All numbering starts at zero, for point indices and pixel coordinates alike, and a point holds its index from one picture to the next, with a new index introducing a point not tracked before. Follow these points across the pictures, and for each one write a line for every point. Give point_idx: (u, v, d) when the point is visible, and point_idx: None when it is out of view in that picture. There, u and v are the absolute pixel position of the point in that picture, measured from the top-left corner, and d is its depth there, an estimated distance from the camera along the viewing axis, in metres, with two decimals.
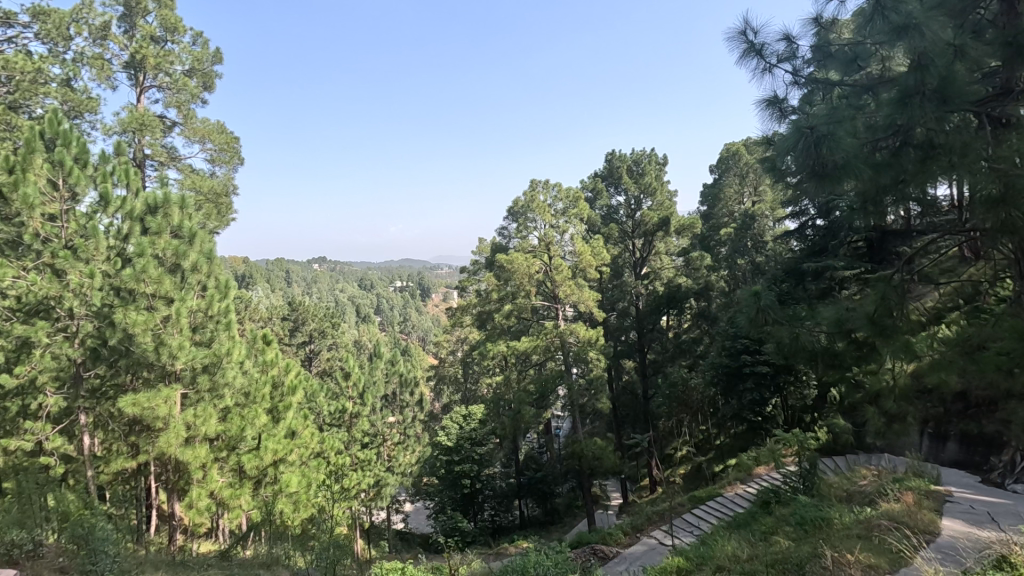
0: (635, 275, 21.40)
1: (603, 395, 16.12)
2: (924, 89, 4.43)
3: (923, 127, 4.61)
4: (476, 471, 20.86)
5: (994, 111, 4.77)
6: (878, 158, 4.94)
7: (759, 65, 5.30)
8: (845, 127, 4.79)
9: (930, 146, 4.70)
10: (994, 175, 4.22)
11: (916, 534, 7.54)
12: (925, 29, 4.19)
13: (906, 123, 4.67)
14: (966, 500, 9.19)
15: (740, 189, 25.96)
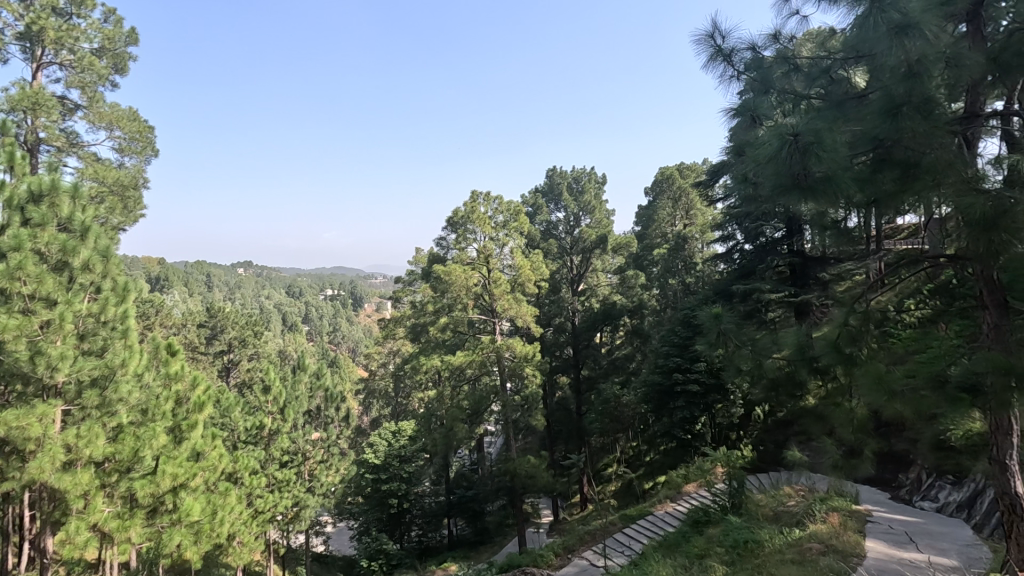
0: (572, 291, 21.36)
1: (538, 412, 15.71)
2: (912, 100, 3.63)
3: (906, 142, 3.80)
4: (404, 490, 20.03)
5: (970, 134, 4.01)
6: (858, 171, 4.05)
7: (726, 71, 5.18)
8: (832, 132, 3.95)
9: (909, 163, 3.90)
10: (983, 195, 3.45)
11: (846, 558, 7.51)
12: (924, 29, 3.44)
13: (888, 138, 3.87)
14: (885, 519, 9.30)
15: (672, 211, 26.69)
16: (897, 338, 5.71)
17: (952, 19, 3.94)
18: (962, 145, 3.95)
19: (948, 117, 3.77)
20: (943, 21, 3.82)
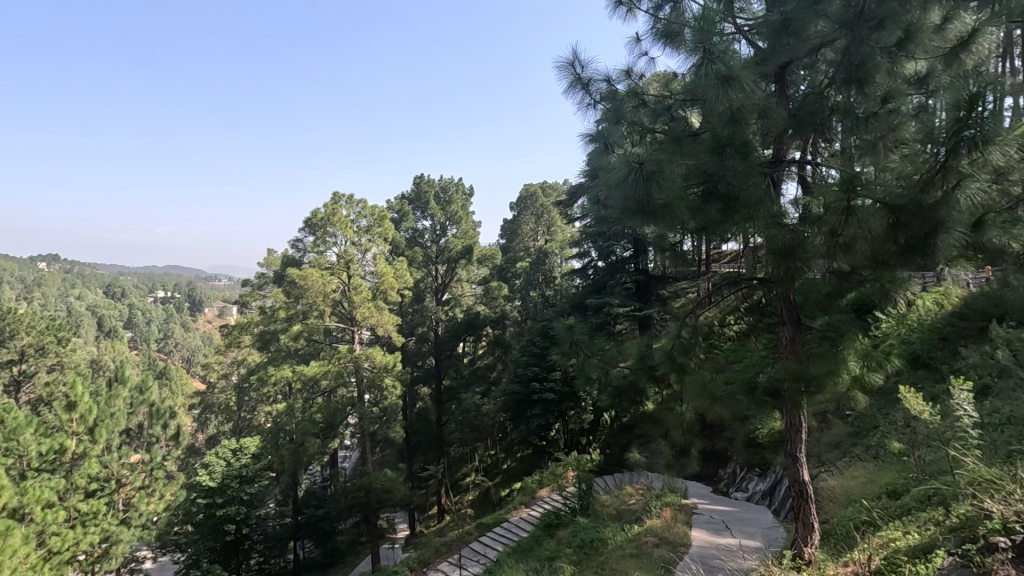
0: (437, 301, 21.29)
1: (396, 424, 15.28)
2: (733, 142, 4.21)
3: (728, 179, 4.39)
4: (245, 513, 17.33)
5: (776, 175, 4.73)
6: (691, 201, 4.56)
7: (584, 98, 5.56)
8: (671, 163, 4.40)
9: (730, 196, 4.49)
10: (784, 228, 4.11)
11: (675, 548, 8.33)
12: (744, 82, 3.99)
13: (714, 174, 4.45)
14: (707, 510, 10.48)
15: (535, 227, 27.93)
16: (720, 349, 6.50)
17: (764, 77, 4.61)
18: (770, 184, 4.64)
19: (760, 160, 4.40)
20: (758, 78, 4.46)
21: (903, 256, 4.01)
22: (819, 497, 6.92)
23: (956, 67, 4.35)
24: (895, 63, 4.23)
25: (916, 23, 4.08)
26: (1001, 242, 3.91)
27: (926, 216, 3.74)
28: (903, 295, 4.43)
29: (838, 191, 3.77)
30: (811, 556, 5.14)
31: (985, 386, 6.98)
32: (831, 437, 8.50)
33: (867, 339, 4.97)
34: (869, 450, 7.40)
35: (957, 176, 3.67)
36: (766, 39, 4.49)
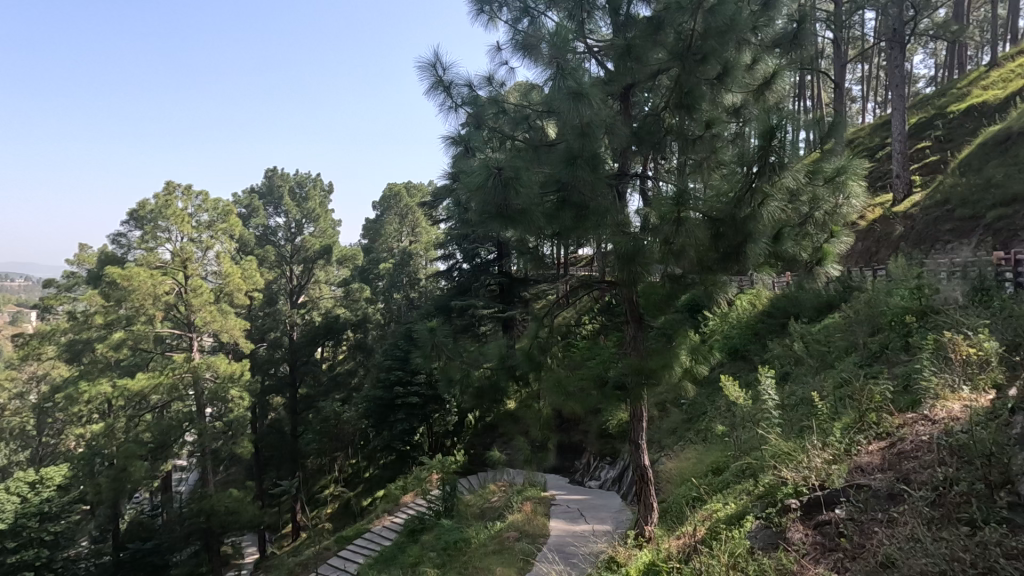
0: (291, 303, 19.91)
1: (243, 439, 13.96)
2: (582, 155, 4.53)
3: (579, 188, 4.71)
4: (47, 557, 14.47)
5: (622, 186, 5.16)
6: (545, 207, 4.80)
7: (446, 101, 5.57)
8: (527, 170, 4.58)
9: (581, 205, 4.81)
10: (627, 235, 4.52)
11: (534, 540, 8.66)
12: (592, 99, 4.27)
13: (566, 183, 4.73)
14: (564, 500, 11.03)
15: (399, 228, 27.39)
16: (576, 347, 6.91)
17: (611, 95, 5.00)
18: (616, 194, 5.04)
19: (606, 173, 4.78)
20: (605, 96, 4.83)
21: (722, 262, 4.62)
22: (659, 478, 7.65)
23: (762, 101, 5.11)
24: (716, 94, 4.85)
25: (731, 61, 4.73)
26: (793, 250, 4.68)
27: (739, 227, 4.36)
28: (722, 296, 5.10)
29: (670, 204, 4.23)
30: (651, 533, 5.70)
31: (785, 372, 8.27)
32: (669, 424, 9.46)
33: (696, 336, 5.64)
34: (699, 433, 8.36)
35: (761, 194, 4.32)
36: (614, 62, 4.87)
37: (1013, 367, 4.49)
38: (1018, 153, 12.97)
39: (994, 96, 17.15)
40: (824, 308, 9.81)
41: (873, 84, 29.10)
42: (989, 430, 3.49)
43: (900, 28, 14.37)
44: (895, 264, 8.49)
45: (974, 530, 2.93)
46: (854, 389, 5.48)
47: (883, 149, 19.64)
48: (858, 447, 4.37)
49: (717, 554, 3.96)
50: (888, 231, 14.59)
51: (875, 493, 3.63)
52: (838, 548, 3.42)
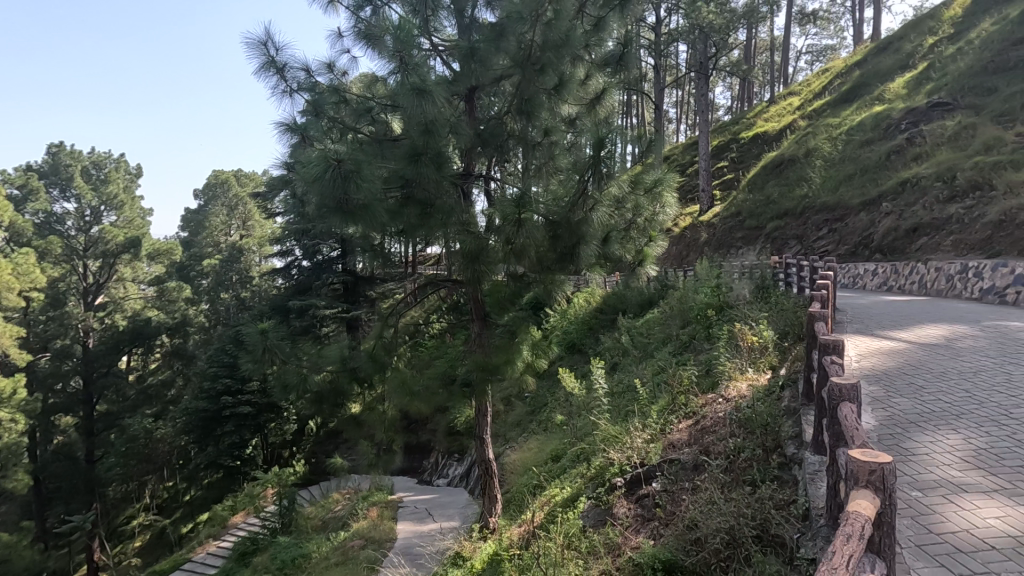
0: (85, 305, 16.90)
1: (18, 470, 11.49)
2: (427, 153, 4.50)
3: (423, 186, 4.67)
4: None
5: (466, 186, 5.24)
6: (389, 205, 4.68)
7: (279, 84, 5.13)
8: (370, 165, 4.42)
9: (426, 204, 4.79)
10: (471, 235, 4.62)
11: (380, 545, 8.42)
12: (437, 98, 4.26)
13: (411, 180, 4.66)
14: (411, 501, 10.87)
15: (227, 220, 24.74)
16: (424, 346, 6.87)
17: (456, 96, 5.06)
18: (461, 194, 5.11)
19: (451, 172, 4.84)
20: (450, 96, 4.87)
21: (559, 262, 4.95)
22: (504, 470, 7.92)
23: (594, 114, 5.57)
24: (554, 104, 5.17)
25: (566, 73, 5.08)
26: (619, 252, 5.18)
27: (573, 230, 4.71)
28: (560, 294, 5.46)
29: (511, 205, 4.42)
30: (495, 523, 5.91)
31: (615, 363, 9.11)
32: (514, 416, 9.86)
33: (536, 332, 5.94)
34: (540, 423, 8.81)
35: (592, 200, 4.71)
36: (459, 63, 4.92)
37: (783, 350, 5.48)
38: (787, 176, 15.85)
39: (772, 127, 20.74)
40: (646, 304, 11.03)
41: (686, 108, 33.38)
42: (765, 404, 4.21)
43: (704, 62, 16.70)
44: (700, 266, 9.84)
45: (755, 488, 3.50)
46: (668, 375, 6.24)
47: (692, 166, 22.63)
48: (670, 426, 4.98)
49: (554, 535, 4.25)
50: (696, 237, 16.87)
51: (683, 466, 4.17)
52: (654, 517, 3.87)
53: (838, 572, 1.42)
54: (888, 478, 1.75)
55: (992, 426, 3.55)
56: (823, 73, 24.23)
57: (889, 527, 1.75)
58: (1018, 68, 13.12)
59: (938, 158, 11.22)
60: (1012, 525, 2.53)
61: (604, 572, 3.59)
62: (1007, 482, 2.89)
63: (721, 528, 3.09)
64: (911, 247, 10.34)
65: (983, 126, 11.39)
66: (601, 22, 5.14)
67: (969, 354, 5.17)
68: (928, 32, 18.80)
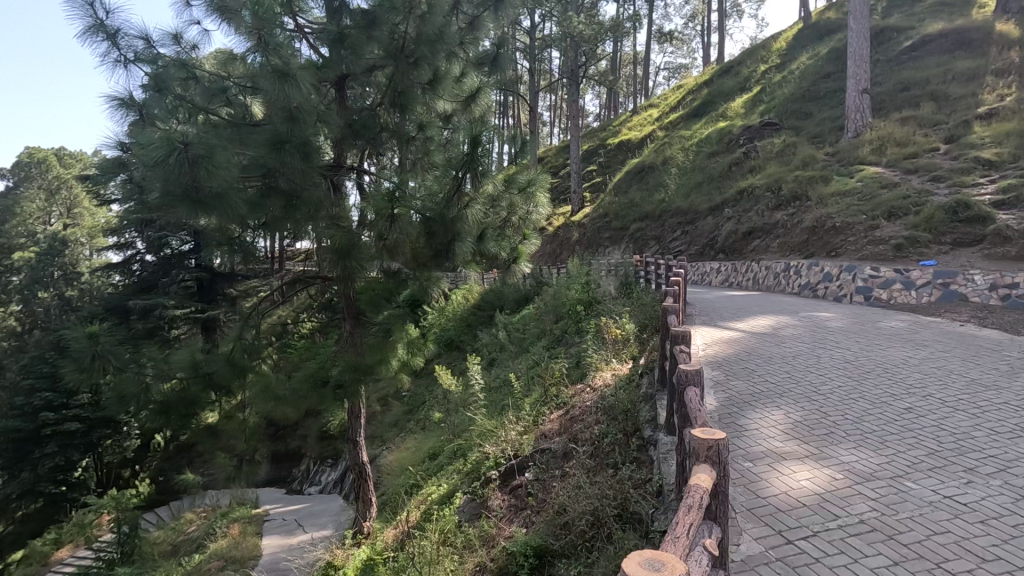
0: None
1: None
2: (291, 140, 4.20)
3: (287, 176, 4.36)
4: None
5: (336, 179, 4.99)
6: (248, 195, 4.30)
7: (111, 53, 4.47)
8: (225, 149, 4.02)
9: (291, 197, 4.48)
10: (340, 229, 4.41)
11: (243, 565, 7.74)
12: (302, 82, 3.99)
13: (273, 168, 4.33)
14: (279, 513, 10.14)
15: (46, 207, 21.18)
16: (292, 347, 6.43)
17: (325, 82, 4.80)
18: (330, 187, 4.86)
19: (320, 162, 4.57)
20: (318, 81, 4.59)
21: (434, 259, 4.91)
22: (380, 473, 7.69)
23: (469, 113, 5.60)
24: (429, 99, 5.11)
25: (441, 69, 5.05)
26: (495, 249, 5.26)
27: (448, 226, 4.70)
28: (436, 291, 5.42)
29: (384, 200, 4.30)
30: (369, 528, 5.74)
31: (492, 358, 9.27)
32: (391, 417, 9.61)
33: (413, 330, 5.82)
34: (418, 422, 8.69)
35: (466, 198, 4.74)
36: (328, 48, 4.67)
37: (642, 342, 5.97)
38: (648, 181, 17.24)
39: (635, 136, 22.42)
40: (521, 300, 11.37)
41: (559, 113, 34.93)
42: (626, 392, 4.55)
43: (575, 70, 17.57)
44: (572, 263, 10.35)
45: (617, 470, 3.76)
46: (541, 368, 6.49)
47: (564, 169, 23.73)
48: (542, 417, 5.19)
49: (429, 533, 4.23)
50: (568, 236, 17.78)
51: (553, 454, 4.37)
52: (526, 505, 4.01)
53: (680, 540, 1.58)
54: (722, 452, 1.98)
55: (806, 401, 4.17)
56: (677, 89, 26.70)
57: (725, 497, 1.96)
58: (826, 97, 15.51)
59: (768, 171, 12.89)
60: (818, 484, 2.99)
61: (479, 564, 3.64)
62: (816, 447, 3.42)
63: (586, 510, 3.27)
64: (748, 247, 11.75)
65: (801, 145, 13.30)
66: (476, 21, 5.18)
67: (789, 341, 6.02)
68: (760, 60, 21.51)
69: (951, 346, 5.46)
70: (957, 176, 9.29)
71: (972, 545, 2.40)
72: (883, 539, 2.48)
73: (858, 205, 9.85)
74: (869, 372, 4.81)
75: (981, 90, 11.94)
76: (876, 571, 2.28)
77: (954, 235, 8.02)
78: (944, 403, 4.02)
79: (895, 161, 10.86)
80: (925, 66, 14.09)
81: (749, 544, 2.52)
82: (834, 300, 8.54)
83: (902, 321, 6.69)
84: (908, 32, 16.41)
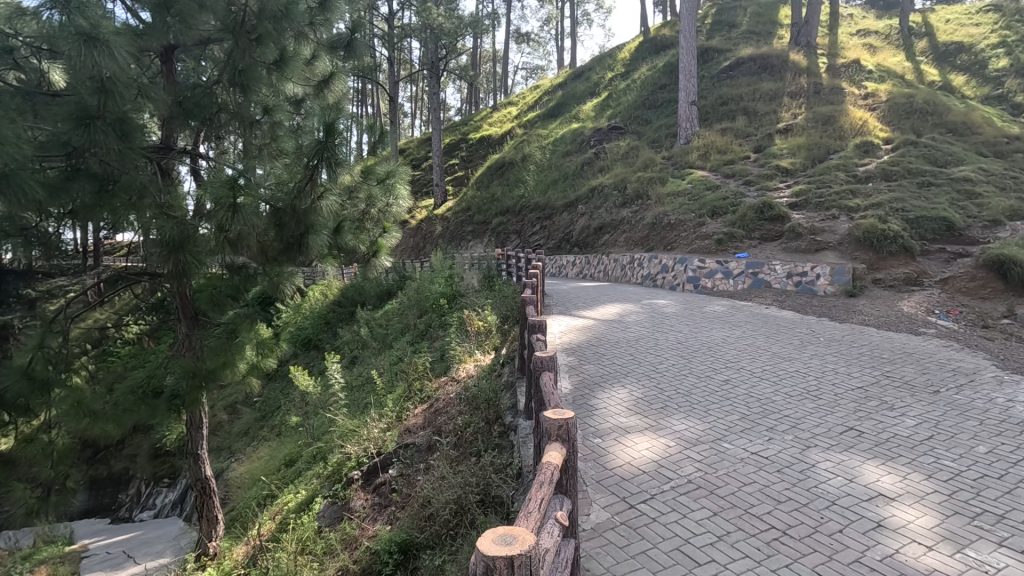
0: None
1: None
2: (104, 117, 3.64)
3: (101, 157, 3.78)
4: None
5: (162, 163, 4.43)
6: (48, 179, 3.64)
7: None
8: (12, 124, 3.35)
9: (103, 181, 3.88)
10: (170, 220, 3.94)
11: None
12: (116, 50, 3.45)
13: (81, 147, 3.71)
14: (102, 547, 8.74)
15: None
16: (113, 356, 5.58)
17: (147, 52, 4.23)
18: (157, 172, 4.30)
19: (143, 143, 4.02)
20: (138, 52, 4.02)
21: (285, 253, 4.60)
22: (227, 487, 7.02)
23: (322, 98, 5.27)
24: (274, 81, 4.71)
25: (288, 50, 4.69)
26: (353, 242, 5.05)
27: (300, 218, 4.43)
28: (288, 287, 5.07)
29: (224, 187, 3.91)
30: (216, 548, 5.23)
31: (354, 356, 8.92)
32: (240, 425, 8.81)
33: (263, 329, 5.38)
34: (272, 428, 8.07)
35: (321, 189, 4.44)
36: (149, 13, 4.08)
37: (504, 332, 6.19)
38: (508, 177, 17.77)
39: (495, 132, 22.91)
40: (384, 295, 11.09)
41: (420, 104, 34.39)
42: (488, 381, 4.70)
43: (435, 62, 17.41)
44: (435, 257, 10.32)
45: (479, 457, 3.86)
46: (405, 363, 6.41)
47: (426, 161, 23.54)
48: (406, 413, 5.14)
49: (285, 544, 3.99)
50: (431, 229, 17.80)
51: (417, 449, 4.37)
52: (390, 502, 3.96)
53: (531, 514, 1.68)
54: (572, 430, 2.13)
55: (645, 379, 4.65)
56: (534, 89, 27.80)
57: (574, 472, 2.11)
58: (662, 106, 17.21)
59: (615, 171, 13.98)
60: (655, 452, 3.35)
61: (341, 567, 3.52)
62: (654, 419, 3.83)
63: (450, 499, 3.32)
64: (598, 241, 12.65)
65: (643, 149, 14.64)
66: (326, 1, 4.89)
67: (633, 326, 6.64)
68: (608, 68, 23.19)
69: (759, 326, 6.44)
70: (764, 181, 10.89)
71: (772, 491, 2.87)
72: (706, 495, 2.86)
73: (689, 204, 11.10)
74: (696, 350, 5.49)
75: (780, 108, 14.10)
76: (699, 522, 2.62)
77: (762, 231, 9.41)
78: (753, 373, 4.74)
79: (717, 166, 12.42)
80: (739, 85, 16.29)
81: (598, 513, 2.76)
82: (670, 288, 9.57)
83: (722, 306, 7.71)
84: (726, 53, 18.83)
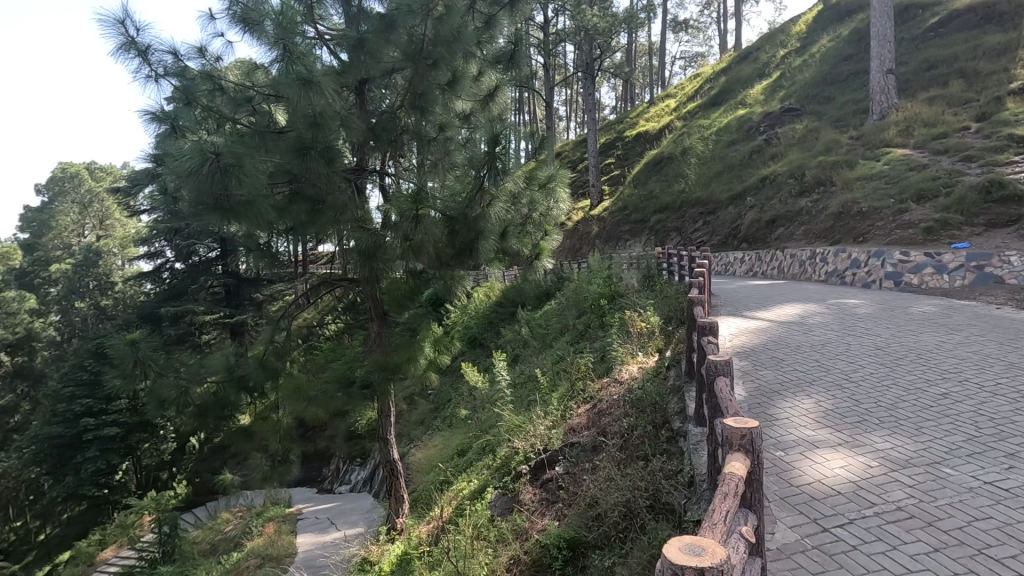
0: None
1: None
2: (315, 147, 4.30)
3: (312, 180, 4.46)
4: None
5: (357, 182, 5.07)
6: (277, 201, 4.39)
7: (144, 69, 4.55)
8: (252, 158, 4.11)
9: (314, 201, 4.56)
10: (365, 231, 4.49)
11: (280, 562, 7.70)
12: (324, 88, 4.05)
13: (299, 173, 4.41)
14: (312, 512, 10.24)
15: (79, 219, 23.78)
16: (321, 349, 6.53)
17: (346, 88, 4.89)
18: (354, 190, 4.94)
19: (343, 166, 4.65)
20: (340, 87, 4.68)
21: (457, 257, 4.97)
22: (409, 470, 7.77)
23: (488, 111, 5.58)
24: (446, 99, 5.14)
25: (459, 70, 5.07)
26: (517, 246, 5.29)
27: (470, 225, 4.75)
28: (460, 289, 5.46)
29: (407, 201, 4.36)
30: (402, 524, 5.83)
31: (516, 354, 9.32)
32: (418, 415, 9.70)
33: (438, 327, 5.86)
34: (445, 420, 8.75)
35: (488, 196, 4.80)
36: (347, 53, 4.72)
37: (668, 333, 5.97)
38: (667, 172, 17.10)
39: (652, 127, 22.20)
40: (543, 296, 11.39)
41: (574, 107, 34.65)
42: (654, 384, 4.57)
43: (590, 63, 17.41)
44: (593, 257, 10.31)
45: (647, 462, 3.79)
46: (566, 363, 6.51)
47: (581, 163, 23.67)
48: (570, 412, 5.21)
49: (462, 528, 4.27)
50: (588, 230, 17.86)
51: (583, 448, 4.40)
52: (558, 499, 4.06)
53: (717, 526, 1.60)
54: (756, 441, 1.98)
55: (837, 390, 4.12)
56: (694, 78, 26.36)
57: (760, 485, 1.96)
58: (848, 80, 15.18)
59: (790, 158, 12.67)
60: (852, 472, 2.96)
61: (513, 556, 3.68)
62: (849, 435, 3.39)
63: (618, 501, 3.30)
64: (771, 236, 11.59)
65: (824, 130, 13.05)
66: (491, 19, 5.20)
67: (818, 329, 5.95)
68: (779, 45, 21.13)
69: (987, 330, 5.33)
70: (990, 155, 9.02)
71: (1016, 531, 2.36)
72: (922, 526, 2.45)
73: (886, 189, 9.62)
74: (902, 358, 4.72)
75: (1013, 65, 11.54)
76: (915, 558, 2.26)
77: (988, 216, 7.81)
78: (982, 388, 3.93)
79: (923, 142, 10.59)
80: (952, 43, 13.70)
81: (785, 533, 2.52)
82: (862, 286, 8.35)
83: (934, 306, 6.54)
84: (933, 9, 15.99)
